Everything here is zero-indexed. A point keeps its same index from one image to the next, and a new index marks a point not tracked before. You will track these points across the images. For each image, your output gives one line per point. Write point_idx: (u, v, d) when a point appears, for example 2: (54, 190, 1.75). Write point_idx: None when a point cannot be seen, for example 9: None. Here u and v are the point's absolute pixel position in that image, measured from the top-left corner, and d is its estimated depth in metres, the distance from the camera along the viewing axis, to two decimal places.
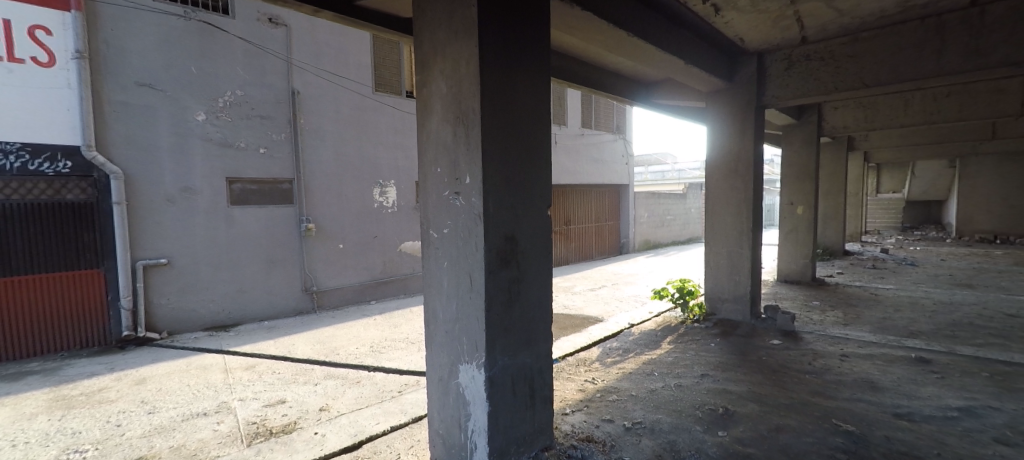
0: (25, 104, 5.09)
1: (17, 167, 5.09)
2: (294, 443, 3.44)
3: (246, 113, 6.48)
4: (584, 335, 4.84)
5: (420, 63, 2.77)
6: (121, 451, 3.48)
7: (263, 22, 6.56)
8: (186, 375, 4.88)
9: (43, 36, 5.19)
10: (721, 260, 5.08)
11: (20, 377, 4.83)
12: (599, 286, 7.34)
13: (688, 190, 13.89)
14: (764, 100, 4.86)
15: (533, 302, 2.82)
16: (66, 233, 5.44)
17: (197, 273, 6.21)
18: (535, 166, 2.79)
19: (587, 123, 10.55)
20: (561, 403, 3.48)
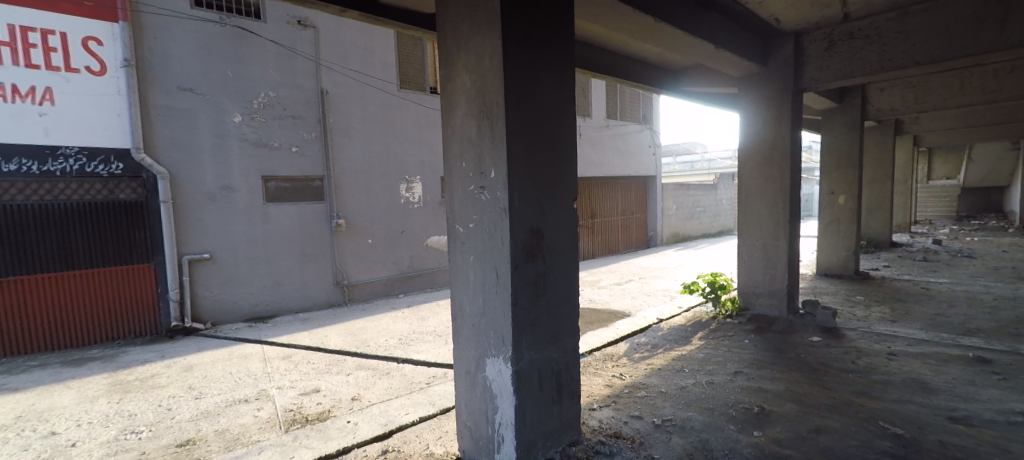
0: (82, 112, 5.32)
1: (75, 169, 5.35)
2: (329, 430, 3.49)
3: (278, 114, 6.59)
4: (612, 330, 4.76)
5: (443, 58, 2.73)
6: (170, 433, 3.60)
7: (292, 25, 6.64)
8: (229, 363, 5.01)
9: (96, 47, 5.38)
10: (756, 253, 4.91)
11: (81, 363, 5.06)
12: (627, 280, 7.21)
13: (719, 181, 13.51)
14: (801, 83, 4.65)
15: (560, 296, 2.76)
16: (120, 232, 5.68)
17: (236, 266, 6.38)
18: (561, 159, 2.71)
19: (612, 115, 10.37)
20: (588, 398, 3.42)
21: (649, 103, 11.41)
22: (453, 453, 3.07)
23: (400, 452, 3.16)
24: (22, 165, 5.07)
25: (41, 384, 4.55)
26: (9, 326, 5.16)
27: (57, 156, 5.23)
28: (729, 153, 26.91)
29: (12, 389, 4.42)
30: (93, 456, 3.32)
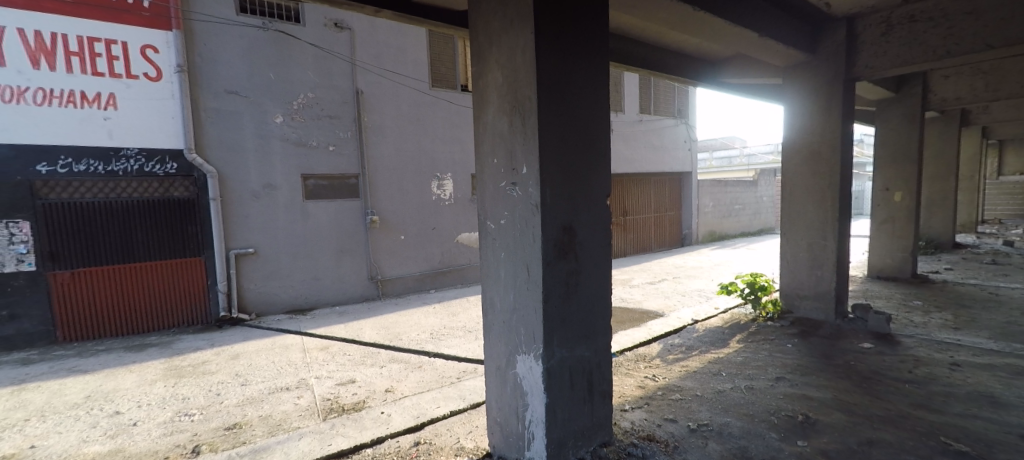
0: (140, 116, 5.60)
1: (135, 169, 5.63)
2: (364, 420, 3.52)
3: (316, 114, 6.71)
4: (644, 330, 4.63)
5: (475, 54, 2.68)
6: (219, 417, 3.73)
7: (329, 27, 6.73)
8: (272, 352, 5.14)
9: (153, 54, 5.63)
10: (801, 253, 4.70)
11: (140, 348, 5.31)
12: (660, 279, 7.04)
13: (759, 177, 13.09)
14: (854, 71, 4.40)
15: (592, 295, 2.69)
16: (176, 228, 5.92)
17: (278, 260, 6.56)
18: (594, 154, 2.63)
19: (645, 109, 10.14)
20: (619, 399, 3.34)
21: (685, 96, 11.10)
22: (484, 448, 3.04)
23: (432, 445, 3.17)
24: (88, 166, 5.39)
25: (103, 367, 4.80)
26: (80, 314, 5.49)
27: (119, 157, 5.53)
28: (769, 147, 25.97)
29: (79, 371, 4.69)
30: (151, 435, 3.47)
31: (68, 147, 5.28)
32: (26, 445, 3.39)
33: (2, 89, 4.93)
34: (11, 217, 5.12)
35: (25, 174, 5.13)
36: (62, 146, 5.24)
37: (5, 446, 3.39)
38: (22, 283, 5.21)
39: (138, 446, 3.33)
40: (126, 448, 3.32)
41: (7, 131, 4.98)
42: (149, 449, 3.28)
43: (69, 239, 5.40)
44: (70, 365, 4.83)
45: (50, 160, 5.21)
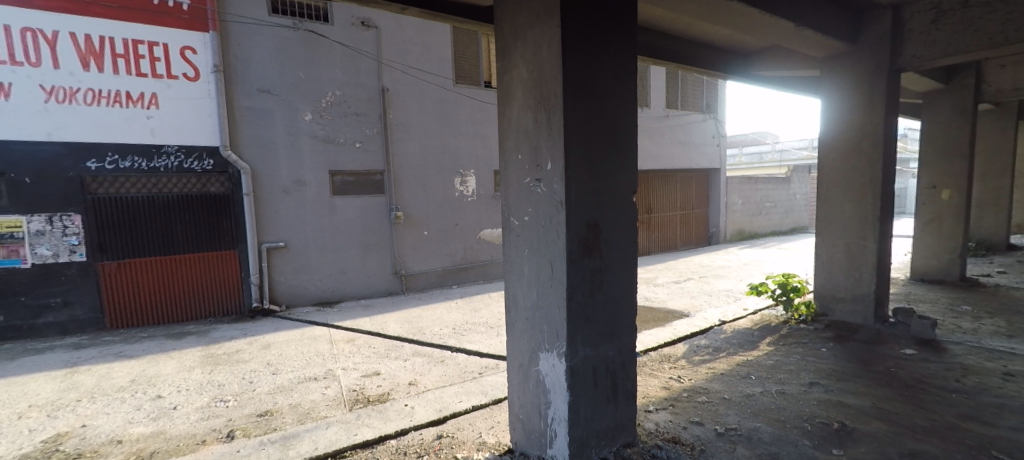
0: (180, 115, 5.81)
1: (174, 165, 5.85)
2: (388, 412, 3.55)
3: (344, 112, 6.78)
4: (669, 330, 4.53)
5: (500, 49, 2.64)
6: (252, 404, 3.82)
7: (356, 26, 6.77)
8: (300, 343, 5.23)
9: (192, 55, 5.82)
10: (838, 253, 4.53)
11: (179, 337, 5.50)
12: (685, 278, 6.90)
13: (791, 174, 12.66)
14: (899, 61, 4.19)
15: (617, 293, 2.63)
16: (212, 222, 6.13)
17: (307, 255, 6.66)
18: (621, 150, 2.56)
19: (672, 104, 9.94)
20: (643, 400, 3.27)
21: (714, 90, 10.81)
22: (505, 444, 3.02)
23: (454, 438, 3.17)
24: (132, 162, 5.64)
25: (145, 353, 4.99)
26: (126, 302, 5.78)
27: (161, 154, 5.76)
28: (801, 142, 25.13)
29: (124, 357, 4.89)
30: (189, 419, 3.59)
31: (114, 144, 5.54)
32: (77, 425, 3.55)
33: (56, 90, 5.21)
34: (65, 210, 5.42)
35: (76, 169, 5.40)
36: (109, 143, 5.51)
37: (58, 424, 3.56)
38: (74, 272, 5.51)
39: (178, 429, 3.45)
40: (167, 430, 3.44)
41: (61, 130, 5.28)
42: (188, 433, 3.39)
43: (115, 231, 5.66)
44: (116, 351, 5.04)
45: (98, 157, 5.48)
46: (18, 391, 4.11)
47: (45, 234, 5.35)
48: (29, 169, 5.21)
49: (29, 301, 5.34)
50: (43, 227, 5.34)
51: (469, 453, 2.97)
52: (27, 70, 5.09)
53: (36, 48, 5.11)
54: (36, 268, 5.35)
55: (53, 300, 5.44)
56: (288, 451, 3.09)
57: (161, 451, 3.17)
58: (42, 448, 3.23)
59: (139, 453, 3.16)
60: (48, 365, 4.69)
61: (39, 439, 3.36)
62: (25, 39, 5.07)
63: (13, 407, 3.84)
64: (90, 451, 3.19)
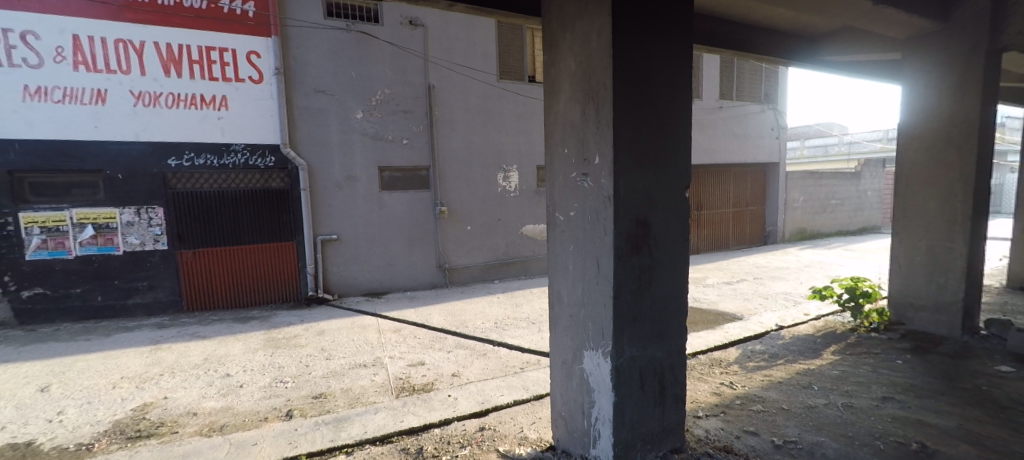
0: (246, 115, 6.16)
1: (241, 162, 6.18)
2: (432, 401, 3.57)
3: (392, 109, 6.87)
4: (720, 333, 4.30)
5: (548, 41, 2.56)
6: (308, 386, 3.96)
7: (404, 25, 6.83)
8: (351, 331, 5.34)
9: (256, 59, 6.13)
10: (919, 255, 4.17)
11: (244, 320, 5.79)
12: (738, 280, 6.57)
13: (862, 168, 11.70)
14: (1001, 40, 3.72)
15: (667, 291, 2.49)
16: (273, 216, 6.41)
17: (357, 247, 6.82)
18: (674, 144, 2.42)
19: (727, 94, 9.51)
20: (692, 405, 3.11)
21: (774, 79, 10.19)
22: (547, 440, 2.96)
23: (495, 432, 3.14)
24: (204, 160, 6.04)
25: (216, 335, 5.30)
26: (199, 288, 6.19)
27: (230, 152, 6.12)
28: (874, 135, 23.21)
29: (198, 337, 5.23)
30: (254, 397, 3.79)
31: (190, 143, 5.96)
32: (160, 396, 3.86)
33: (142, 95, 5.70)
34: (149, 204, 5.88)
35: (159, 167, 5.87)
36: (185, 143, 5.94)
37: (145, 394, 3.88)
38: (158, 260, 5.99)
39: (244, 406, 3.66)
40: (234, 406, 3.66)
41: (148, 132, 5.78)
42: (253, 410, 3.59)
43: (190, 223, 6.07)
44: (192, 332, 5.40)
45: (177, 155, 5.92)
46: (110, 364, 4.51)
47: (134, 225, 5.85)
48: (121, 166, 5.72)
49: (121, 284, 5.89)
50: (132, 219, 5.83)
51: (510, 447, 2.94)
52: (119, 77, 5.59)
53: (126, 57, 5.60)
54: (127, 255, 5.87)
55: (141, 283, 5.96)
56: (340, 432, 3.19)
57: (228, 425, 3.38)
58: (133, 415, 3.54)
59: (210, 425, 3.38)
60: (132, 342, 5.10)
61: (130, 406, 3.69)
62: (118, 50, 5.56)
63: (106, 377, 4.22)
64: (170, 421, 3.45)
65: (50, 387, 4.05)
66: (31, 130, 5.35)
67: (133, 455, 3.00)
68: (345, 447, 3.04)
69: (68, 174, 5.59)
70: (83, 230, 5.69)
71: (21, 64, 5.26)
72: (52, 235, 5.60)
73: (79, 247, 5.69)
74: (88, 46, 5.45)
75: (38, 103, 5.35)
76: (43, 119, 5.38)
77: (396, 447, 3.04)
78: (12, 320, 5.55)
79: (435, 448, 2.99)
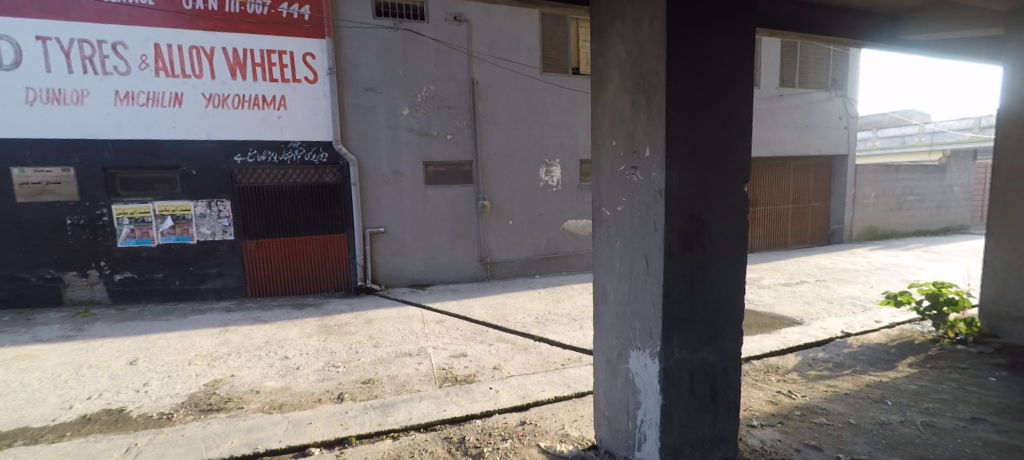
0: (303, 114, 6.37)
1: (299, 158, 6.39)
2: (474, 393, 3.53)
3: (436, 105, 6.87)
4: (777, 338, 4.03)
5: (597, 31, 2.45)
6: (357, 372, 4.02)
7: (449, 21, 6.79)
8: (397, 321, 5.38)
9: (312, 60, 6.31)
10: (1018, 261, 3.78)
11: (300, 307, 5.98)
12: (798, 282, 6.18)
13: (947, 161, 10.70)
14: None
15: (722, 292, 2.30)
16: (326, 209, 6.57)
17: (403, 240, 6.89)
18: (733, 135, 2.23)
19: (787, 82, 8.96)
20: (746, 413, 2.91)
21: (843, 63, 9.44)
22: (589, 439, 2.86)
23: (537, 427, 3.06)
24: (266, 156, 6.29)
25: (275, 319, 5.48)
26: (261, 275, 6.44)
27: (288, 148, 6.35)
28: None
29: (259, 320, 5.43)
30: (309, 379, 3.88)
31: (254, 141, 6.23)
32: (227, 374, 4.03)
33: (213, 97, 6.04)
34: (219, 197, 6.18)
35: (227, 163, 6.16)
36: (250, 140, 6.21)
37: (215, 371, 4.07)
38: (226, 249, 6.28)
39: (301, 387, 3.75)
40: (292, 386, 3.76)
41: (218, 131, 6.10)
42: (308, 391, 3.68)
43: (255, 215, 6.33)
44: (254, 315, 5.63)
45: (242, 152, 6.20)
46: (185, 342, 4.76)
47: (206, 217, 6.19)
48: (196, 163, 6.07)
49: (195, 270, 6.24)
50: (204, 211, 6.16)
51: (551, 443, 2.85)
52: (193, 81, 5.95)
53: (199, 63, 5.94)
54: (200, 244, 6.21)
55: (212, 270, 6.28)
56: (387, 417, 3.21)
57: (287, 404, 3.48)
58: (205, 389, 3.73)
59: (271, 403, 3.49)
60: (203, 323, 5.37)
61: (202, 381, 3.88)
62: (192, 56, 5.91)
63: (183, 354, 4.45)
64: (237, 397, 3.61)
65: (138, 361, 4.33)
66: (121, 131, 5.84)
67: (205, 426, 3.15)
68: (391, 432, 3.06)
69: (152, 169, 6.02)
70: (164, 221, 6.08)
71: (112, 72, 5.72)
72: (139, 225, 6.03)
73: (161, 236, 6.10)
74: (168, 53, 5.84)
75: (126, 107, 5.82)
76: (132, 121, 5.86)
77: (439, 435, 3.02)
78: (108, 300, 6.05)
79: (477, 439, 2.94)
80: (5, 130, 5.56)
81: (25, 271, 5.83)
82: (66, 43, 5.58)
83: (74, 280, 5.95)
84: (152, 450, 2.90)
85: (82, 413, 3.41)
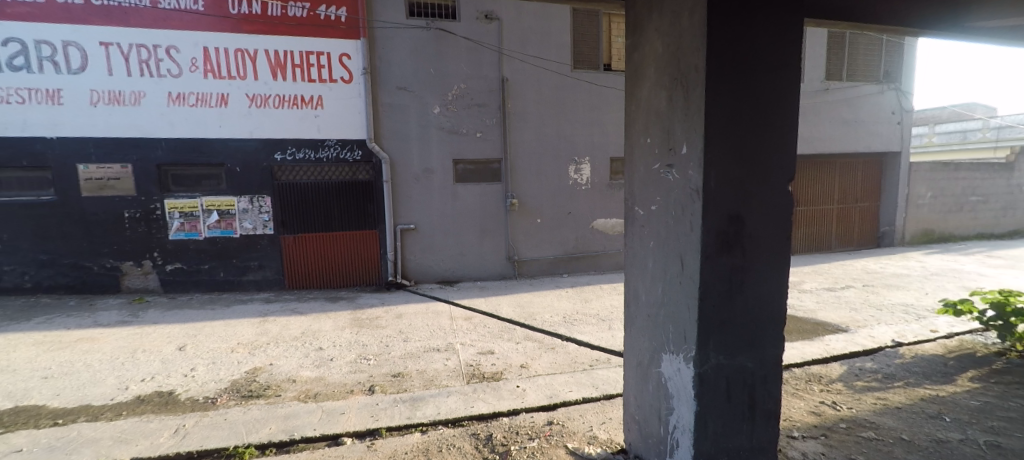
0: (339, 113, 6.45)
1: (334, 156, 6.48)
2: (501, 390, 3.48)
3: (467, 103, 6.84)
4: (819, 345, 3.84)
5: (633, 25, 2.37)
6: (388, 365, 4.03)
7: (480, 20, 6.75)
8: (425, 316, 5.39)
9: (348, 60, 6.38)
10: None
11: (334, 300, 6.07)
12: (843, 287, 5.89)
13: (1015, 159, 10.04)
14: None
15: (764, 295, 2.16)
16: (359, 206, 6.64)
17: (433, 237, 6.91)
18: (777, 131, 2.09)
19: (834, 75, 8.57)
20: (786, 423, 2.76)
21: (897, 54, 8.94)
22: (618, 443, 2.78)
23: (564, 427, 2.98)
24: (304, 154, 6.40)
25: (311, 311, 5.57)
26: (298, 269, 6.56)
27: (324, 147, 6.44)
28: None
29: (296, 312, 5.53)
30: (342, 370, 3.91)
31: (293, 139, 6.35)
32: (267, 362, 4.09)
33: (256, 97, 6.19)
34: (260, 193, 6.33)
35: (268, 161, 6.30)
36: (289, 139, 6.33)
37: (256, 359, 4.14)
38: (266, 243, 6.43)
39: (334, 377, 3.78)
40: (326, 377, 3.80)
41: (260, 130, 6.25)
42: (341, 382, 3.70)
43: (293, 211, 6.45)
44: (291, 307, 5.74)
45: (282, 150, 6.33)
46: (229, 331, 4.88)
47: (249, 212, 6.33)
48: (239, 160, 6.23)
49: (238, 262, 6.40)
50: (247, 206, 6.32)
51: (579, 444, 2.78)
52: (238, 82, 6.12)
53: (244, 65, 6.11)
54: (243, 239, 6.36)
55: (253, 263, 6.43)
56: (416, 411, 3.20)
57: (321, 394, 3.52)
58: (246, 376, 3.80)
59: (307, 392, 3.53)
60: (244, 313, 5.50)
61: (243, 369, 3.96)
62: (237, 59, 6.08)
63: (227, 342, 4.56)
64: (275, 385, 3.66)
65: (186, 347, 4.46)
66: (173, 130, 6.06)
67: (246, 411, 3.20)
68: (420, 426, 3.04)
69: (201, 167, 6.21)
70: (210, 215, 6.26)
71: (165, 74, 5.95)
72: (188, 218, 6.23)
73: (208, 230, 6.28)
74: (215, 56, 6.02)
75: (178, 107, 6.04)
76: (183, 121, 6.07)
77: (467, 431, 2.98)
78: (160, 289, 6.28)
79: (503, 436, 2.89)
80: (71, 130, 5.87)
81: (88, 260, 6.11)
82: (126, 48, 5.83)
83: (132, 269, 6.20)
84: (199, 432, 2.95)
85: (137, 394, 3.54)
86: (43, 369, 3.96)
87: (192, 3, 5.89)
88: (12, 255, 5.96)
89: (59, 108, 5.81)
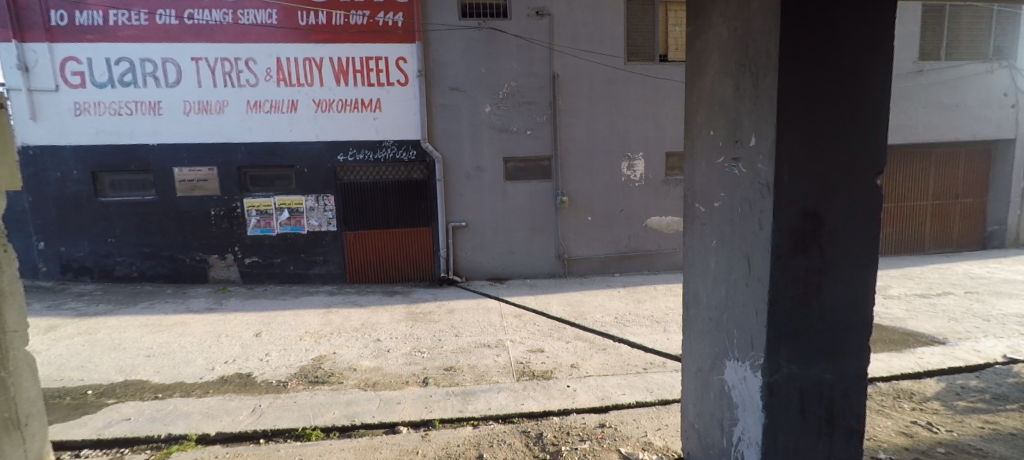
0: (396, 115, 6.52)
1: (392, 156, 6.57)
2: (552, 389, 3.35)
3: (518, 101, 6.74)
4: (910, 358, 3.45)
5: (696, 11, 2.18)
6: (441, 358, 3.99)
7: (531, 17, 6.62)
8: (476, 312, 5.33)
9: (404, 64, 6.44)
10: None
11: (391, 294, 6.15)
12: (937, 294, 5.30)
13: None
14: None
15: (843, 301, 1.88)
16: (413, 205, 6.69)
17: (484, 234, 6.86)
18: (861, 120, 1.82)
19: (930, 54, 7.78)
20: (870, 443, 2.45)
21: (1009, 27, 7.92)
22: (675, 451, 2.57)
23: (617, 431, 2.81)
24: (363, 155, 6.52)
25: (370, 304, 5.67)
26: (358, 263, 6.70)
27: (382, 147, 6.54)
28: None
29: (357, 304, 5.63)
30: (398, 362, 3.91)
31: (354, 141, 6.48)
32: (330, 351, 4.16)
33: (321, 103, 6.36)
34: (325, 193, 6.50)
35: (332, 162, 6.46)
36: (350, 140, 6.47)
37: (321, 348, 4.22)
38: (331, 240, 6.60)
39: (391, 368, 3.79)
40: (384, 367, 3.81)
41: (325, 133, 6.42)
42: (397, 372, 3.70)
43: (354, 209, 6.58)
44: (353, 300, 5.86)
45: (343, 151, 6.47)
46: (297, 320, 5.03)
47: (315, 210, 6.53)
48: (306, 161, 6.43)
49: (305, 257, 6.61)
50: (313, 205, 6.51)
51: (633, 450, 2.60)
52: (306, 90, 6.32)
53: (310, 72, 6.29)
54: (309, 235, 6.57)
55: (319, 258, 6.62)
56: (468, 405, 3.13)
57: (379, 383, 3.52)
58: (312, 363, 3.87)
59: (366, 381, 3.54)
60: (309, 304, 5.67)
61: (310, 356, 4.04)
62: (304, 67, 6.28)
63: (297, 330, 4.69)
64: (338, 372, 3.70)
65: (262, 333, 4.62)
66: (252, 136, 6.33)
67: (313, 396, 3.26)
68: (471, 420, 2.97)
69: (274, 168, 6.46)
70: (282, 213, 6.51)
71: (244, 84, 6.23)
72: (263, 216, 6.49)
73: (280, 226, 6.53)
74: (287, 66, 6.26)
75: (255, 114, 6.30)
76: (258, 127, 6.33)
77: (517, 428, 2.87)
78: (240, 280, 6.58)
79: (554, 436, 2.75)
80: (168, 138, 6.26)
81: (181, 253, 6.49)
82: (212, 62, 6.15)
83: (217, 261, 6.53)
84: (272, 412, 3.01)
85: (221, 374, 3.68)
86: (147, 348, 4.22)
87: (267, 18, 6.16)
88: (121, 247, 6.41)
89: (159, 118, 6.22)
